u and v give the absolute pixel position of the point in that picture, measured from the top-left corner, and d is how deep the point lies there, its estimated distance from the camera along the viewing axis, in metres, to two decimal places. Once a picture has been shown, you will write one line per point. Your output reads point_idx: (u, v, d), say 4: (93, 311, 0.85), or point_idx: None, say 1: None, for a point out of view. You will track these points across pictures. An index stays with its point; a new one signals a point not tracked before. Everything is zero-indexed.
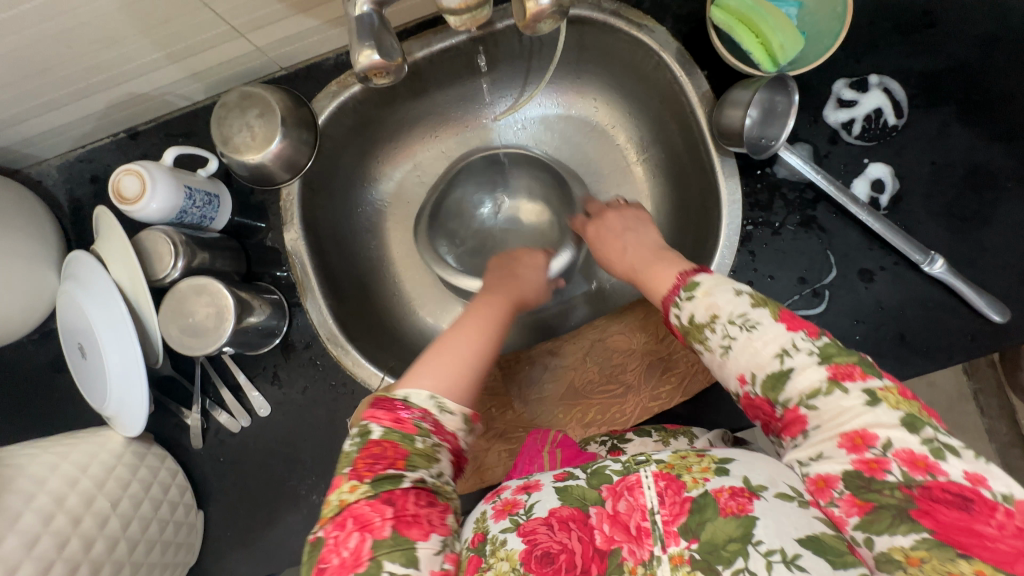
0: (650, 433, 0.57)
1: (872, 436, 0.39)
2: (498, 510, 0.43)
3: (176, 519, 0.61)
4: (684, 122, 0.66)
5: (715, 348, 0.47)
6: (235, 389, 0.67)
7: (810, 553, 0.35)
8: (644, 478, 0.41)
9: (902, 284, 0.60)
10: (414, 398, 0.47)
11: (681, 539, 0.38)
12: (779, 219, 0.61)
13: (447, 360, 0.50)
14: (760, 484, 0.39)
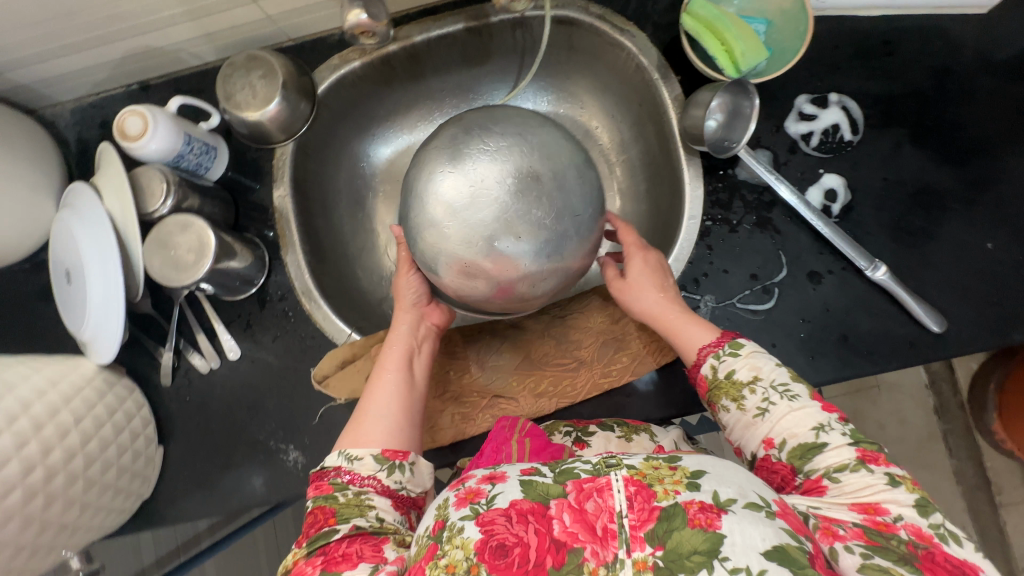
0: (612, 428, 0.60)
1: (884, 507, 0.43)
2: (460, 497, 0.39)
3: (135, 448, 0.64)
4: (659, 124, 0.70)
5: (749, 409, 0.50)
6: (209, 333, 0.70)
7: (774, 566, 0.33)
8: (614, 481, 0.37)
9: (848, 289, 0.63)
10: (327, 459, 0.51)
11: (646, 545, 0.34)
12: (736, 218, 0.65)
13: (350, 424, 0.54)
14: (729, 498, 0.36)
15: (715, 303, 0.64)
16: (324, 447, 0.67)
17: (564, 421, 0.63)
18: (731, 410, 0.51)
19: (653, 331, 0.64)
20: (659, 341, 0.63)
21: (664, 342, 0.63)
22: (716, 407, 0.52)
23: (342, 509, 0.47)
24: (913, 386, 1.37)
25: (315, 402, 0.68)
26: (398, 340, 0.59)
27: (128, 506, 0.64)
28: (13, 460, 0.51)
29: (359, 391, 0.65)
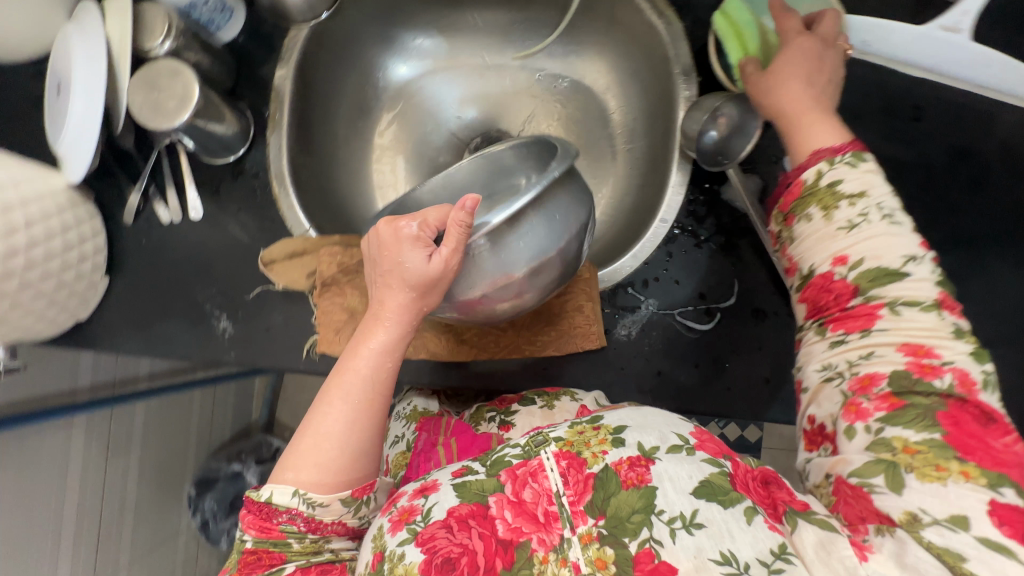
0: (535, 402, 0.61)
1: (935, 349, 0.40)
2: (394, 521, 0.43)
3: (79, 269, 0.66)
4: (668, 120, 0.70)
5: (838, 220, 0.45)
6: (179, 187, 0.72)
7: (704, 503, 0.39)
8: (546, 462, 0.43)
9: (786, 336, 0.63)
10: (276, 498, 0.43)
11: (588, 518, 0.40)
12: (705, 234, 0.65)
13: (299, 453, 0.45)
14: (653, 446, 0.43)
15: (657, 308, 0.65)
16: (253, 325, 0.70)
17: (488, 406, 0.64)
18: (814, 217, 0.46)
19: (590, 312, 0.64)
20: (592, 326, 0.64)
21: (595, 328, 0.64)
22: (794, 217, 0.47)
23: (291, 553, 0.45)
24: None
25: (257, 281, 0.70)
26: (379, 363, 0.48)
27: (61, 322, 0.68)
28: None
29: (297, 283, 0.68)
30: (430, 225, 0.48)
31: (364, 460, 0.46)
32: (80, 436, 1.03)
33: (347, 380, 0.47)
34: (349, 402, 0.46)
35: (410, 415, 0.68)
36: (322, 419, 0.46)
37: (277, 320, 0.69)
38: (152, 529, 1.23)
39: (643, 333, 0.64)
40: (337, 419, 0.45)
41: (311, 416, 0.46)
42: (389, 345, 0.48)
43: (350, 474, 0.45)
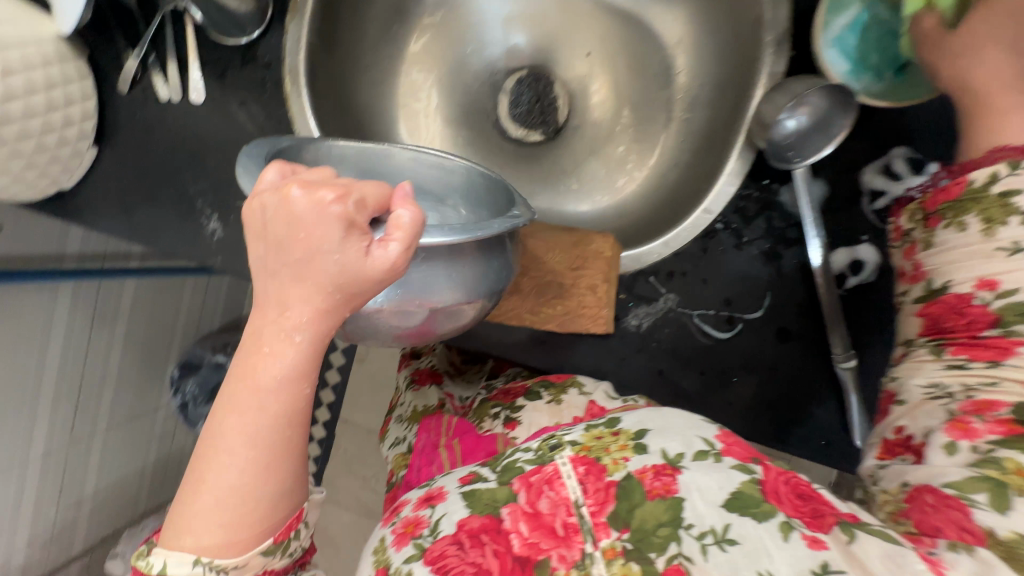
0: (542, 396, 0.59)
1: None
2: (399, 535, 0.42)
3: (64, 135, 0.60)
4: (739, 96, 0.61)
5: (1001, 237, 0.39)
6: (183, 62, 0.65)
7: (737, 520, 0.38)
8: (563, 469, 0.43)
9: (804, 361, 0.58)
10: (171, 569, 0.37)
11: (612, 531, 0.40)
12: (749, 236, 0.58)
13: (189, 515, 0.38)
14: (677, 454, 0.43)
15: (676, 305, 0.59)
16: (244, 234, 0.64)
17: (492, 401, 0.63)
18: (968, 226, 0.41)
19: (601, 295, 0.59)
20: (601, 310, 0.59)
21: (604, 313, 0.59)
22: (940, 220, 0.43)
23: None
24: None
25: None
26: (284, 395, 0.37)
27: (39, 190, 0.62)
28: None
29: None
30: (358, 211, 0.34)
31: (275, 506, 0.39)
32: (66, 302, 1.02)
33: (239, 425, 0.37)
34: (246, 449, 0.37)
35: (411, 416, 0.73)
36: (215, 472, 0.37)
37: None
38: (131, 402, 1.25)
39: (654, 329, 0.60)
40: (236, 469, 0.37)
41: (201, 469, 0.37)
42: (295, 363, 0.36)
43: (264, 520, 0.39)
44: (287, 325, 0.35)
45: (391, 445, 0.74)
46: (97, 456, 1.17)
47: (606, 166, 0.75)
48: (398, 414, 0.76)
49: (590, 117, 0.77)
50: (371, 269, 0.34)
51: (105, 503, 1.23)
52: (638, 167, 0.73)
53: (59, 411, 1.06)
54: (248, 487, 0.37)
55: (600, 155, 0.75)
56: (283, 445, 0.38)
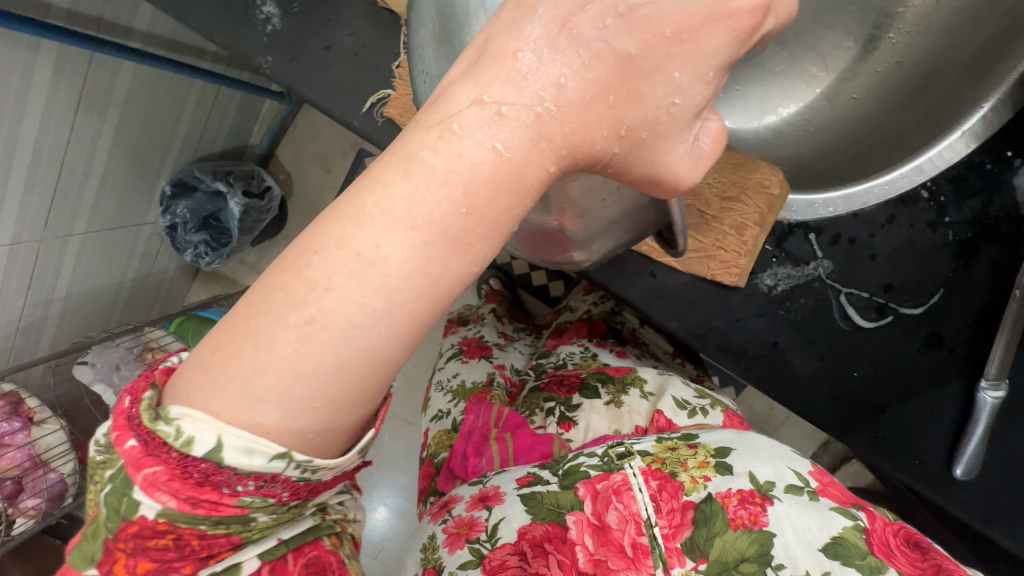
0: (599, 394, 0.58)
1: None
2: (456, 536, 0.43)
3: None
4: (1012, 29, 0.46)
5: None
6: None
7: (840, 569, 0.34)
8: (632, 481, 0.41)
9: (942, 377, 0.49)
10: (230, 456, 0.26)
11: (687, 560, 0.37)
12: (951, 216, 0.46)
13: (277, 381, 0.25)
14: (768, 483, 0.39)
15: (826, 276, 0.49)
16: (308, 36, 0.48)
17: (546, 393, 0.61)
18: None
19: (747, 240, 0.47)
20: (741, 258, 0.48)
21: (741, 263, 0.48)
22: None
23: (251, 536, 0.32)
24: None
25: None
26: (475, 234, 0.25)
27: None
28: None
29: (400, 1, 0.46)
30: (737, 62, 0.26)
31: (396, 385, 0.28)
32: (47, 68, 0.83)
33: (399, 251, 0.24)
34: (394, 292, 0.24)
35: (456, 390, 0.68)
36: (330, 323, 0.25)
37: (345, 42, 0.48)
38: (115, 210, 1.11)
39: (790, 296, 0.49)
40: (361, 315, 0.25)
41: (309, 309, 0.25)
42: (513, 184, 0.25)
43: (377, 402, 0.28)
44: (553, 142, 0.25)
45: (432, 419, 0.68)
46: (72, 258, 1.05)
47: (773, 79, 0.58)
48: (440, 385, 0.71)
49: None
50: (674, 160, 0.28)
51: (77, 311, 1.14)
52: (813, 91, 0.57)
53: (32, 198, 0.91)
54: (382, 355, 0.26)
55: (777, 63, 0.58)
56: (446, 306, 0.26)
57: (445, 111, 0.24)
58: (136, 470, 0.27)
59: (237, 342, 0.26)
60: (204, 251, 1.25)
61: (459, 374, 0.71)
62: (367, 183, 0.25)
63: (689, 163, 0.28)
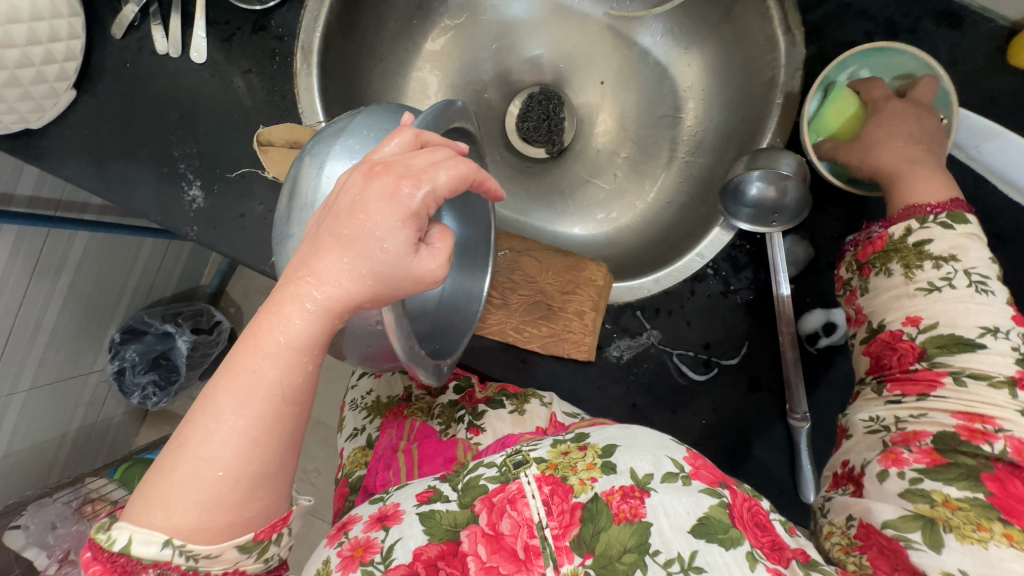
0: (504, 405, 0.60)
1: (991, 418, 0.41)
2: (349, 559, 0.47)
3: (43, 72, 0.56)
4: (743, 151, 0.64)
5: (918, 279, 0.47)
6: (188, 18, 0.61)
7: (701, 544, 0.41)
8: (528, 489, 0.47)
9: (771, 414, 0.59)
10: (136, 548, 0.34)
11: (574, 557, 0.44)
12: (735, 284, 0.60)
13: (166, 489, 0.35)
14: (646, 476, 0.46)
15: (658, 342, 0.60)
16: (229, 205, 0.61)
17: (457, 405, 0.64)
18: (893, 273, 0.48)
19: (588, 322, 0.59)
20: (585, 338, 0.59)
21: (588, 341, 0.59)
22: (871, 269, 0.50)
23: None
24: None
25: (246, 156, 0.61)
26: (282, 362, 0.36)
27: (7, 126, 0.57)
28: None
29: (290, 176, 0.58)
30: (442, 196, 0.36)
31: (267, 480, 0.37)
32: (5, 247, 0.92)
33: (237, 391, 0.35)
34: (239, 419, 0.35)
35: (373, 406, 0.72)
36: (198, 444, 0.35)
37: (255, 210, 0.61)
38: (63, 361, 1.16)
39: (634, 362, 0.60)
40: (217, 441, 0.35)
41: (187, 436, 0.36)
42: (310, 339, 0.36)
43: (252, 500, 0.36)
44: (323, 284, 0.36)
45: (349, 437, 0.73)
46: (15, 415, 1.08)
47: (605, 195, 0.76)
48: (354, 403, 0.76)
49: (593, 142, 0.78)
50: (416, 265, 0.36)
51: (16, 469, 1.14)
52: (635, 200, 0.74)
53: None
54: (232, 463, 0.35)
55: (604, 184, 0.76)
56: (280, 415, 0.36)
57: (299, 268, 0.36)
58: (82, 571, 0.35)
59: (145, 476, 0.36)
60: (152, 392, 1.30)
61: (373, 391, 0.74)
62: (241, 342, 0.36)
63: (428, 265, 0.37)
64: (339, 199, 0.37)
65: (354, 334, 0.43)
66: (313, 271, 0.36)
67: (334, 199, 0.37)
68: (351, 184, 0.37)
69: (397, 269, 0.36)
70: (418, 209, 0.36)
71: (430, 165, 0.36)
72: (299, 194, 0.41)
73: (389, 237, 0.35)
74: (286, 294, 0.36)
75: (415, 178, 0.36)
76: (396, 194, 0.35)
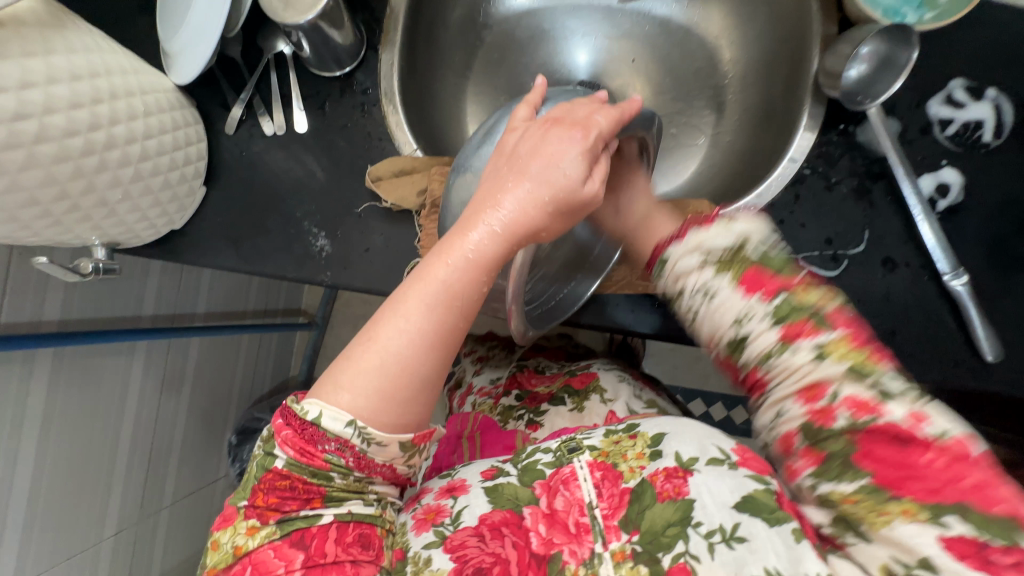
0: (564, 402, 0.71)
1: (823, 387, 0.39)
2: (422, 523, 0.48)
3: (184, 172, 0.64)
4: (794, 66, 0.68)
5: (677, 327, 0.47)
6: (284, 100, 0.70)
7: (748, 520, 0.43)
8: (579, 471, 0.50)
9: (916, 287, 0.59)
10: (326, 421, 0.40)
11: (622, 534, 0.46)
12: (837, 177, 0.62)
13: (352, 373, 0.40)
14: (691, 460, 0.48)
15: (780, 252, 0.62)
16: (354, 244, 0.68)
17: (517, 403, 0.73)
18: None
19: None
20: None
21: None
22: None
23: (333, 492, 0.43)
24: None
25: (359, 197, 0.68)
26: (465, 279, 0.41)
27: (158, 228, 0.65)
28: (60, 112, 0.48)
29: (407, 200, 0.65)
30: (606, 137, 0.43)
31: (432, 385, 0.41)
32: (139, 366, 1.00)
33: (422, 297, 0.41)
34: (421, 323, 0.40)
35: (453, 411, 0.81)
36: (386, 341, 0.40)
37: (377, 241, 0.67)
38: (192, 472, 1.20)
39: None
40: (404, 339, 0.40)
41: (374, 332, 0.41)
42: (490, 262, 0.41)
43: (420, 399, 0.41)
44: (507, 209, 0.41)
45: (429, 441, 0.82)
46: (163, 533, 1.12)
47: (666, 152, 0.81)
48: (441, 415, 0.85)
49: None
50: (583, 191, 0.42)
51: None
52: (697, 148, 0.79)
53: (131, 482, 1.02)
54: (411, 360, 0.40)
55: (662, 143, 0.81)
56: (456, 323, 0.41)
57: (488, 199, 0.42)
58: (275, 432, 0.42)
59: (331, 367, 0.42)
60: None
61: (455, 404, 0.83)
62: (431, 262, 0.41)
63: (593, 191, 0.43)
64: (519, 145, 0.43)
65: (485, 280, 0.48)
66: (498, 197, 0.42)
67: (517, 145, 0.43)
68: (530, 133, 0.44)
69: (569, 195, 0.41)
70: (592, 143, 0.42)
71: (591, 114, 0.44)
72: (468, 145, 0.48)
73: (570, 166, 0.41)
74: (479, 213, 0.42)
75: (585, 123, 0.43)
76: (575, 132, 0.43)
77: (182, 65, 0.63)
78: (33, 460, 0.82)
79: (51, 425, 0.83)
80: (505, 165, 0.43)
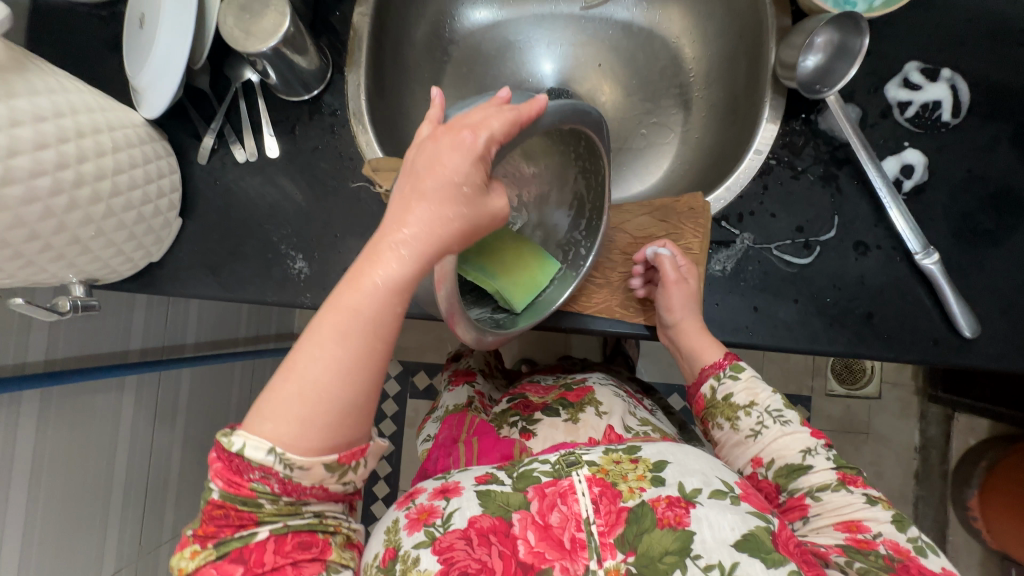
0: (560, 414, 0.69)
1: (866, 525, 0.50)
2: (413, 523, 0.49)
3: (157, 205, 0.64)
4: (753, 60, 0.69)
5: (743, 429, 0.56)
6: (255, 127, 0.71)
7: (745, 559, 0.44)
8: (578, 486, 0.48)
9: (889, 268, 0.60)
10: (249, 451, 0.39)
11: (619, 553, 0.45)
12: (803, 165, 0.63)
13: (271, 404, 0.40)
14: (694, 491, 0.48)
15: (753, 242, 0.62)
16: (332, 264, 0.68)
17: (512, 410, 0.73)
18: (724, 427, 0.58)
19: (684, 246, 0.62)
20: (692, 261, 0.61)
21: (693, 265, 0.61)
22: (709, 423, 0.60)
23: (265, 515, 0.43)
24: (903, 446, 1.27)
25: (335, 217, 0.69)
26: (378, 300, 0.41)
27: (136, 262, 0.66)
28: (25, 153, 0.48)
29: None
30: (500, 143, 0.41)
31: (355, 409, 0.41)
32: (130, 402, 0.99)
33: (336, 324, 0.40)
34: (336, 349, 0.40)
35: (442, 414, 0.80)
36: (302, 370, 0.40)
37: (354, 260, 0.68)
38: (191, 505, 1.20)
39: (739, 269, 0.62)
40: (319, 365, 0.40)
41: (291, 363, 0.41)
42: (400, 280, 0.41)
43: (344, 423, 0.41)
44: (411, 232, 0.40)
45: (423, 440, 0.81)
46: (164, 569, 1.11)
47: (637, 153, 0.82)
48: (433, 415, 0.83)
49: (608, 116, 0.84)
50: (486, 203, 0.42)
51: None
52: (667, 146, 0.80)
53: (128, 520, 1.01)
54: (327, 386, 0.40)
55: (632, 144, 0.82)
56: (372, 342, 0.41)
57: (393, 222, 0.41)
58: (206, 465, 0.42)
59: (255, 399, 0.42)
60: None
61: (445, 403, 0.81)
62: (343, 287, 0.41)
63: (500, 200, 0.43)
64: (415, 162, 0.42)
65: (423, 288, 0.47)
66: (398, 223, 0.41)
67: (413, 164, 0.42)
68: (424, 147, 0.42)
69: (473, 207, 0.41)
70: (483, 150, 0.40)
71: (485, 117, 0.41)
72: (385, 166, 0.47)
73: (466, 181, 0.40)
74: (384, 239, 0.41)
75: (474, 126, 0.40)
76: (462, 142, 0.40)
77: (149, 98, 0.64)
78: (25, 506, 0.80)
79: (43, 468, 0.83)
80: (407, 185, 0.42)
